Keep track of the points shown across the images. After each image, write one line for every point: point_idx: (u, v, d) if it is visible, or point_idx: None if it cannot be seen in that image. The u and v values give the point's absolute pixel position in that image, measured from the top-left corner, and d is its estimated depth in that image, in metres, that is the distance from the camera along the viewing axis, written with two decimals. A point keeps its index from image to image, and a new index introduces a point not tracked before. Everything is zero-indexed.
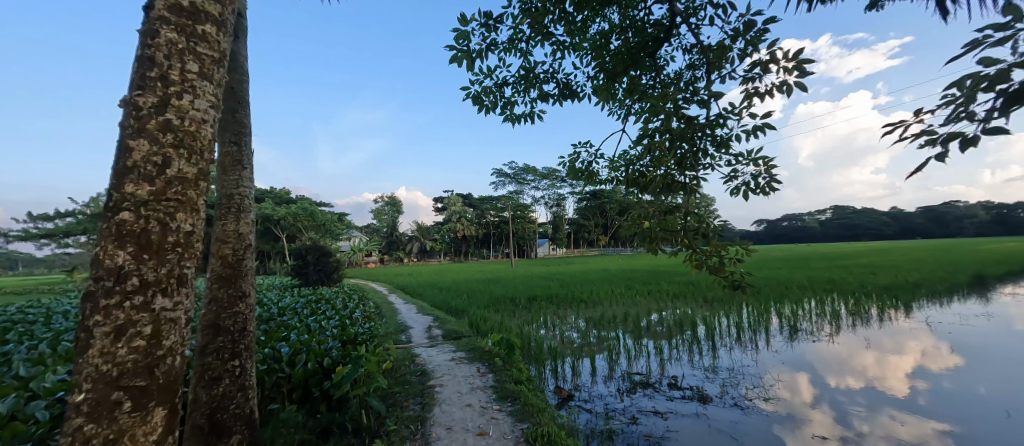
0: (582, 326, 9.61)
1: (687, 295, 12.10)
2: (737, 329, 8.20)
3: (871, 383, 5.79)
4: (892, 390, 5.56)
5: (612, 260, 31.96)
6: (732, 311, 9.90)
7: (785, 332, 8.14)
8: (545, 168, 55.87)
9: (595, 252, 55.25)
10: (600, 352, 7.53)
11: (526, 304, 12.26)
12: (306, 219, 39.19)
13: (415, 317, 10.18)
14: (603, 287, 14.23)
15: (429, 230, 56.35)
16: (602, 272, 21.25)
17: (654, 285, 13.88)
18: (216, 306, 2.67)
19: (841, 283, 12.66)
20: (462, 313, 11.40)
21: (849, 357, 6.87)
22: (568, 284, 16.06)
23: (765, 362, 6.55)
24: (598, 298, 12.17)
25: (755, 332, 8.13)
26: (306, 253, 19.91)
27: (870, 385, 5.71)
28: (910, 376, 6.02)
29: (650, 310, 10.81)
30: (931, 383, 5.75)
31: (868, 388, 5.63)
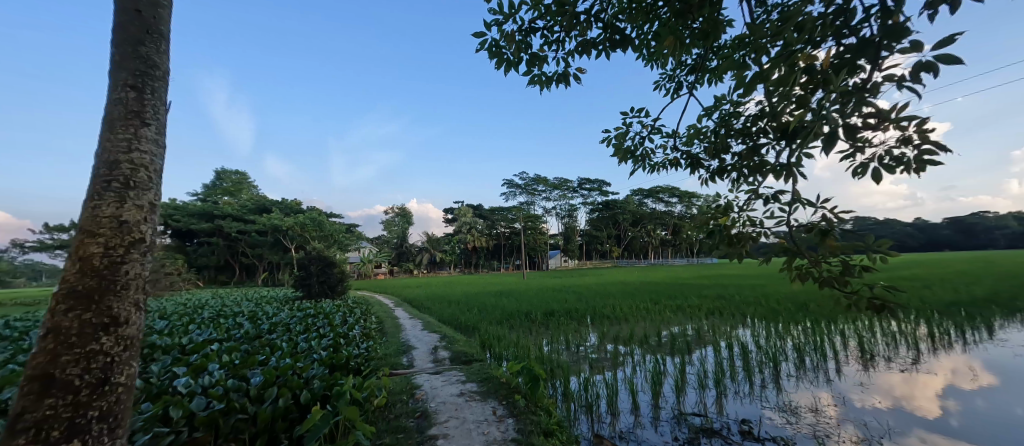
0: (609, 345, 8.43)
1: (723, 309, 10.84)
2: (797, 351, 6.92)
3: (897, 402, 4.97)
4: (920, 409, 4.77)
5: (629, 272, 30.48)
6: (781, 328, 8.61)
7: (857, 358, 6.80)
8: (557, 178, 54.87)
9: (609, 264, 53.70)
10: (627, 371, 6.43)
11: (542, 320, 11.07)
12: (313, 229, 38.61)
13: (420, 335, 9.07)
14: (626, 301, 12.98)
15: (439, 242, 55.34)
16: (620, 284, 19.93)
17: (682, 299, 12.60)
18: (53, 346, 1.68)
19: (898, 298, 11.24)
20: (473, 330, 10.26)
21: (874, 375, 6.03)
22: (587, 297, 14.84)
23: (806, 388, 5.58)
24: (621, 313, 10.96)
25: (819, 354, 6.83)
26: (309, 264, 18.98)
27: (896, 404, 4.92)
28: (939, 394, 5.23)
29: (684, 326, 9.56)
30: (963, 401, 4.98)
31: (893, 407, 4.86)
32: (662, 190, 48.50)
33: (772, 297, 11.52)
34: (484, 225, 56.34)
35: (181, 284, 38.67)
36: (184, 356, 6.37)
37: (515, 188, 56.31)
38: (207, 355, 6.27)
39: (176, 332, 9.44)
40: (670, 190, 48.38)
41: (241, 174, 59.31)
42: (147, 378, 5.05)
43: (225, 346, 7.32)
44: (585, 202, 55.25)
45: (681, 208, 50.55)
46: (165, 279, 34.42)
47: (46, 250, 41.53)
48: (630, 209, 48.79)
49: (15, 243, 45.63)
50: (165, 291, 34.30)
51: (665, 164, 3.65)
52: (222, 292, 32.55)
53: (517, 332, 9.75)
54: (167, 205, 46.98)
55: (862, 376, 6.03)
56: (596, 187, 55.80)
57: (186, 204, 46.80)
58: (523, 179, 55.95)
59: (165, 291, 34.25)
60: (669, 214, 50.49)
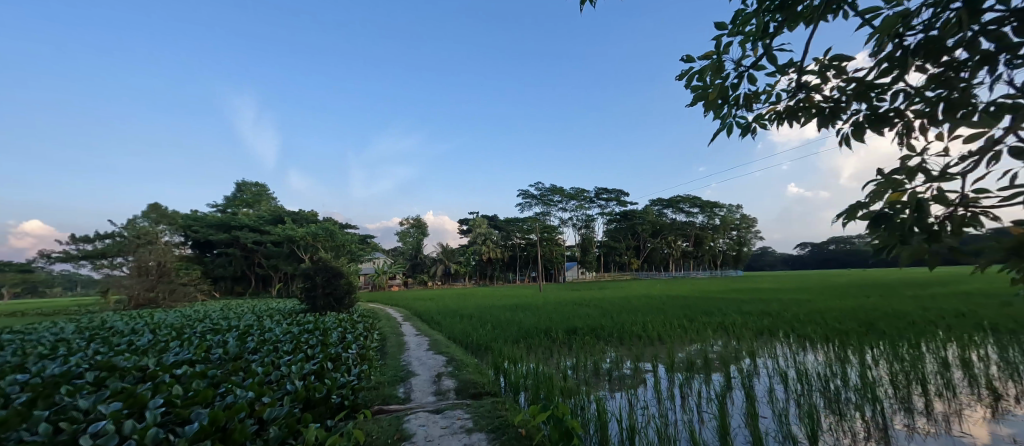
0: (647, 369, 7.05)
1: (772, 322, 9.36)
2: (879, 373, 5.48)
3: (962, 434, 4.03)
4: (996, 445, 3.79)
5: (653, 285, 28.71)
6: (846, 337, 7.16)
7: (966, 383, 5.26)
8: (573, 187, 53.47)
9: (628, 277, 51.52)
10: (666, 402, 5.16)
11: (564, 340, 9.73)
12: (325, 239, 38.00)
13: (424, 358, 7.83)
14: (657, 316, 11.59)
15: (453, 253, 54.06)
16: (645, 298, 18.38)
17: (719, 314, 11.13)
18: None
19: (985, 305, 9.49)
20: (485, 353, 8.98)
21: (944, 394, 4.91)
22: (612, 313, 13.42)
23: (864, 415, 4.52)
24: (654, 332, 9.56)
25: (907, 372, 5.39)
26: (315, 274, 18.02)
27: (967, 438, 3.95)
28: (1011, 425, 4.18)
29: (732, 344, 8.13)
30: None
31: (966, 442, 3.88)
32: (682, 199, 46.73)
33: (830, 309, 9.96)
34: (500, 236, 55.06)
35: (196, 296, 38.33)
36: (133, 387, 5.42)
37: (530, 199, 55.06)
38: (159, 386, 5.27)
39: (154, 352, 8.54)
40: (690, 199, 46.62)
41: (259, 186, 59.72)
42: (61, 422, 4.08)
43: (189, 371, 6.30)
44: (602, 212, 53.68)
45: (704, 219, 48.55)
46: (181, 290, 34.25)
47: (69, 261, 42.05)
48: (649, 218, 47.14)
49: (43, 252, 46.69)
50: (180, 302, 33.90)
51: (772, 119, 2.33)
52: (233, 304, 31.80)
53: (535, 355, 8.42)
54: (186, 217, 47.24)
55: (934, 395, 4.88)
56: (614, 197, 54.18)
57: (204, 215, 47.02)
58: (538, 189, 54.68)
59: (180, 302, 33.99)
60: (690, 224, 48.57)
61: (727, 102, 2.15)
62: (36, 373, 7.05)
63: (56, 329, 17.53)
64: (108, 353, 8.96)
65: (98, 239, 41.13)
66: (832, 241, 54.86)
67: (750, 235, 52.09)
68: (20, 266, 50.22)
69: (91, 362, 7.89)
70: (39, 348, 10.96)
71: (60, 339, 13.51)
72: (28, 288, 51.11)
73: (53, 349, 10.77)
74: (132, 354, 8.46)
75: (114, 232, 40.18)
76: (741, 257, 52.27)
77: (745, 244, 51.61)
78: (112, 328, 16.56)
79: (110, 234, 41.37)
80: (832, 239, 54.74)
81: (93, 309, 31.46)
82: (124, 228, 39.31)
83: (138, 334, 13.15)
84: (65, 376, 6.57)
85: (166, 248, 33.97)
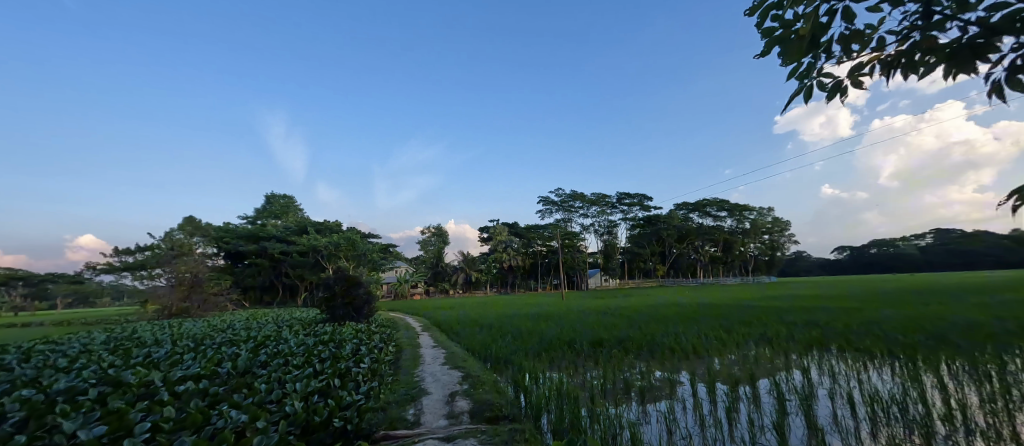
0: (685, 386, 6.32)
1: (820, 334, 8.51)
2: (959, 394, 4.67)
3: None
4: None
5: (681, 292, 27.49)
6: (910, 352, 6.30)
7: None
8: (594, 193, 52.51)
9: (654, 284, 49.98)
10: (707, 430, 4.49)
11: (590, 353, 9.09)
12: (346, 248, 38.07)
13: (439, 374, 7.34)
14: (689, 327, 10.80)
15: (474, 261, 53.58)
16: (675, 307, 17.46)
17: (756, 324, 10.28)
18: None
19: None
20: (506, 367, 8.45)
21: None
22: (640, 323, 12.68)
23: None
24: (687, 344, 8.80)
25: (995, 395, 4.56)
26: (334, 284, 17.84)
27: None
28: None
29: (779, 359, 7.34)
30: None
31: None
32: (709, 203, 45.21)
33: (885, 320, 9.00)
34: (521, 243, 54.59)
35: (226, 306, 38.98)
36: (128, 406, 5.11)
37: (551, 205, 54.35)
38: (152, 407, 4.92)
39: (165, 366, 8.31)
40: (717, 202, 45.08)
41: (286, 198, 61.06)
42: None
43: (191, 388, 5.99)
44: (625, 218, 52.50)
45: (732, 223, 46.68)
46: (213, 300, 34.95)
47: (110, 272, 43.77)
48: (674, 223, 45.82)
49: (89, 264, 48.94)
50: (211, 312, 34.41)
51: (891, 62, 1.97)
52: (258, 314, 32.00)
53: (559, 370, 7.82)
54: (218, 229, 48.42)
55: None
56: (637, 202, 53.01)
57: (234, 227, 48.18)
58: (558, 196, 53.93)
59: (211, 312, 34.69)
60: (718, 228, 46.90)
61: (823, 48, 1.83)
62: (43, 387, 6.82)
63: (87, 339, 17.84)
64: (122, 365, 8.77)
65: (138, 252, 42.70)
66: (873, 244, 52.18)
67: (782, 239, 49.90)
68: (67, 278, 52.76)
69: (103, 375, 7.70)
70: (61, 359, 10.97)
71: (86, 349, 13.62)
72: (73, 299, 53.57)
73: (76, 360, 10.77)
74: (145, 367, 8.27)
75: (151, 245, 41.60)
76: (775, 262, 50.03)
77: (778, 248, 49.45)
78: (140, 338, 16.73)
79: (150, 247, 42.96)
80: (873, 242, 52.06)
81: (131, 319, 32.44)
82: (161, 240, 40.43)
83: (161, 344, 13.15)
84: (70, 392, 6.31)
85: (199, 259, 34.79)
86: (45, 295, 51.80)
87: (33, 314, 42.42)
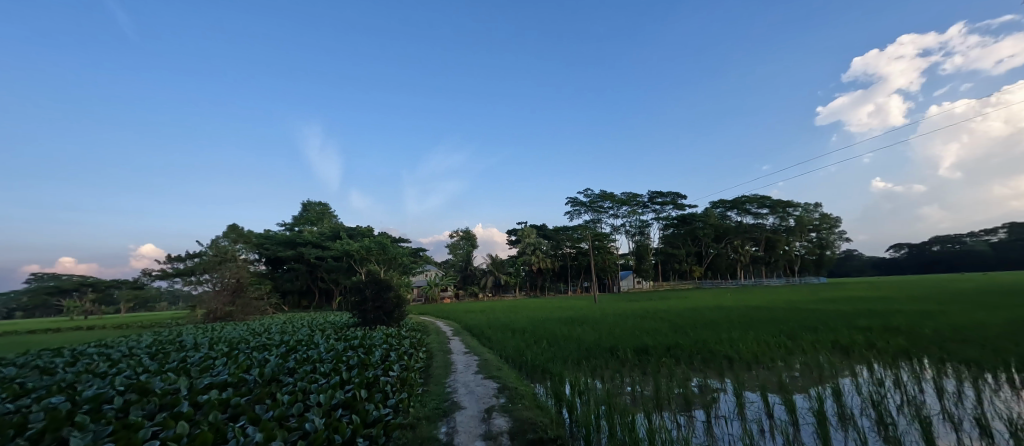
0: (755, 406, 5.53)
1: (902, 344, 7.51)
2: None
3: None
4: None
5: (722, 295, 26.08)
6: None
7: None
8: (625, 193, 51.10)
9: (690, 286, 48.08)
10: None
11: (636, 363, 8.39)
12: (377, 252, 38.15)
13: (473, 384, 6.79)
14: (743, 333, 9.85)
15: (503, 264, 53.14)
16: (720, 311, 16.37)
17: (818, 331, 9.27)
18: None
19: None
20: (545, 376, 7.86)
21: None
22: (684, 328, 11.85)
23: None
24: (745, 353, 7.98)
25: None
26: (364, 288, 17.67)
27: None
28: None
29: (858, 372, 6.41)
30: None
31: None
32: (749, 200, 43.16)
33: (978, 325, 7.87)
34: (550, 245, 53.79)
35: (267, 310, 40.06)
36: (148, 420, 4.84)
37: (580, 206, 53.32)
38: (167, 421, 4.61)
39: (195, 372, 8.13)
40: (758, 199, 42.96)
41: (321, 205, 62.48)
42: None
43: (216, 398, 5.71)
44: (658, 218, 50.86)
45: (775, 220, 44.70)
46: (254, 304, 35.77)
47: (162, 278, 46.04)
48: (711, 222, 43.96)
49: (144, 270, 51.86)
50: (253, 315, 35.32)
51: None
52: (294, 317, 32.55)
53: (604, 384, 7.15)
54: (259, 235, 49.94)
55: None
56: (670, 201, 51.29)
57: (274, 233, 49.66)
58: (588, 196, 52.77)
59: (253, 315, 35.64)
60: (759, 227, 44.74)
61: None
62: (73, 393, 6.69)
63: (133, 342, 18.37)
64: (155, 370, 8.65)
65: (188, 258, 44.64)
66: (933, 241, 48.51)
67: (832, 236, 46.94)
68: (127, 283, 56.31)
69: (135, 379, 7.57)
70: (105, 363, 11.13)
71: (130, 353, 13.89)
72: (132, 303, 57.09)
73: (116, 364, 10.84)
74: (176, 374, 8.14)
75: (198, 251, 43.44)
76: (824, 262, 47.11)
77: (827, 247, 46.45)
78: (180, 341, 17.08)
79: (197, 253, 44.84)
80: (934, 240, 48.43)
81: (180, 322, 33.74)
82: (208, 247, 42.02)
83: (196, 348, 13.21)
84: (97, 400, 6.13)
85: (243, 265, 35.91)
86: (108, 300, 55.48)
87: (95, 317, 45.27)
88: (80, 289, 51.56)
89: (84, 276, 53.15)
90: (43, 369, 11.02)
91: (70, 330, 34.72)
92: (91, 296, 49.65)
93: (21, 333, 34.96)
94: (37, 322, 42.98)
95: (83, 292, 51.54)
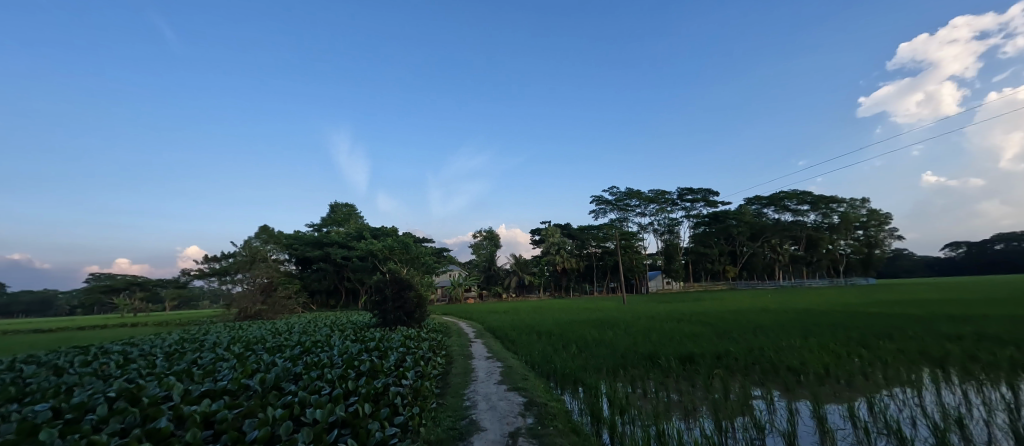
0: (847, 443, 4.42)
1: (1011, 361, 6.26)
2: None
3: None
4: None
5: (763, 297, 24.37)
6: None
7: None
8: (652, 190, 49.33)
9: (724, 287, 45.99)
10: None
11: (683, 375, 7.46)
12: (399, 251, 37.70)
13: (495, 398, 5.91)
14: (802, 342, 8.72)
15: (527, 264, 52.16)
16: (764, 314, 15.06)
17: (891, 342, 8.14)
18: None
19: None
20: (578, 389, 6.97)
21: None
22: (728, 333, 10.89)
23: None
24: (812, 370, 7.04)
25: None
26: (384, 287, 17.09)
27: None
28: None
29: (966, 400, 5.31)
30: None
31: None
32: (788, 196, 40.95)
33: None
34: (575, 245, 52.53)
35: (294, 309, 40.43)
36: (115, 440, 4.15)
37: (606, 204, 51.85)
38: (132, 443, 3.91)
39: (197, 375, 7.49)
40: (797, 195, 40.62)
41: (348, 206, 63.22)
42: None
43: (203, 410, 5.04)
44: (688, 215, 48.94)
45: (816, 217, 42.06)
46: (284, 302, 35.98)
47: (199, 278, 47.45)
48: (746, 219, 42.02)
49: (184, 270, 53.89)
50: (280, 315, 35.55)
51: None
52: (317, 317, 32.42)
53: (649, 405, 6.18)
54: (288, 236, 50.65)
55: None
56: (701, 197, 49.18)
57: (303, 234, 50.30)
58: (614, 195, 51.30)
59: (280, 315, 35.92)
60: (799, 224, 42.10)
61: None
62: (61, 399, 6.13)
63: (160, 340, 18.47)
64: (159, 372, 8.14)
65: (222, 258, 45.76)
66: (996, 239, 44.79)
67: (881, 234, 43.90)
68: (170, 283, 58.73)
69: (133, 384, 7.00)
70: (118, 361, 10.78)
71: (151, 351, 13.71)
72: (175, 302, 59.69)
73: (130, 363, 10.46)
74: (179, 376, 7.59)
75: (231, 252, 44.46)
76: (872, 261, 44.01)
77: (876, 245, 43.39)
78: (204, 340, 16.94)
79: (229, 253, 45.88)
80: (997, 237, 44.70)
81: (212, 321, 34.45)
82: (239, 248, 42.93)
83: (214, 348, 12.81)
84: (82, 408, 5.53)
85: (270, 265, 36.27)
86: (154, 298, 58.24)
87: (139, 315, 47.26)
88: (128, 288, 54.26)
89: (134, 275, 56.08)
90: (58, 366, 10.72)
91: (111, 328, 36.04)
92: (139, 294, 52.17)
93: (71, 329, 36.68)
94: (87, 319, 45.26)
95: (131, 291, 54.21)
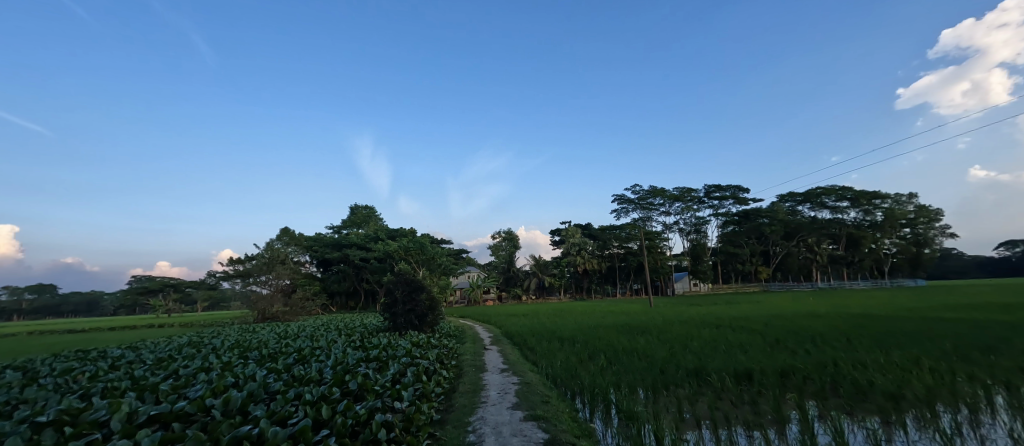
0: None
1: None
2: None
3: None
4: None
5: (806, 300, 22.46)
6: None
7: None
8: (677, 188, 47.30)
9: (756, 288, 43.49)
10: None
11: (746, 400, 6.05)
12: (416, 252, 36.71)
13: (507, 433, 4.61)
14: (883, 361, 7.18)
15: (547, 265, 50.76)
16: (817, 320, 13.34)
17: (1001, 366, 6.64)
18: None
19: None
20: (612, 415, 5.68)
21: None
22: (783, 343, 9.36)
23: None
24: (913, 396, 5.69)
25: None
26: (394, 289, 16.01)
27: None
28: None
29: None
30: None
31: None
32: (825, 192, 38.58)
33: None
34: (597, 245, 50.84)
35: (314, 311, 40.08)
36: None
37: (628, 203, 50.07)
38: None
39: (164, 390, 6.38)
40: (835, 191, 38.24)
41: (368, 208, 63.14)
42: None
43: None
44: (716, 213, 46.72)
45: (856, 214, 39.68)
46: (302, 304, 35.63)
47: (225, 279, 47.88)
48: (779, 217, 40.12)
49: (212, 272, 54.72)
50: (299, 316, 35.19)
51: None
52: (334, 319, 31.82)
53: (717, 442, 4.73)
54: (309, 238, 50.64)
55: None
56: (730, 194, 46.92)
57: (323, 235, 50.20)
58: (636, 193, 49.53)
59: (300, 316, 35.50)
60: (838, 222, 39.76)
61: None
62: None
63: (168, 342, 17.76)
64: (127, 385, 7.03)
65: (246, 260, 46.10)
66: None
67: (931, 232, 40.82)
68: (202, 285, 59.99)
69: (84, 403, 5.87)
70: (96, 368, 9.76)
71: (145, 354, 12.79)
72: (206, 303, 60.79)
73: (111, 370, 9.42)
74: (143, 391, 6.49)
75: (254, 253, 44.61)
76: (921, 261, 40.91)
77: (926, 244, 40.30)
78: (207, 344, 15.95)
79: (253, 255, 46.23)
80: None
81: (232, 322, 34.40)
82: (261, 251, 43.12)
83: (208, 353, 11.69)
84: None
85: (289, 267, 35.96)
86: (185, 300, 59.46)
87: (168, 316, 48.05)
88: (163, 289, 55.76)
89: (168, 277, 57.53)
90: (35, 371, 9.77)
91: (138, 329, 36.51)
92: (172, 295, 53.41)
93: (102, 329, 37.33)
94: (123, 320, 46.40)
95: (166, 293, 55.72)
